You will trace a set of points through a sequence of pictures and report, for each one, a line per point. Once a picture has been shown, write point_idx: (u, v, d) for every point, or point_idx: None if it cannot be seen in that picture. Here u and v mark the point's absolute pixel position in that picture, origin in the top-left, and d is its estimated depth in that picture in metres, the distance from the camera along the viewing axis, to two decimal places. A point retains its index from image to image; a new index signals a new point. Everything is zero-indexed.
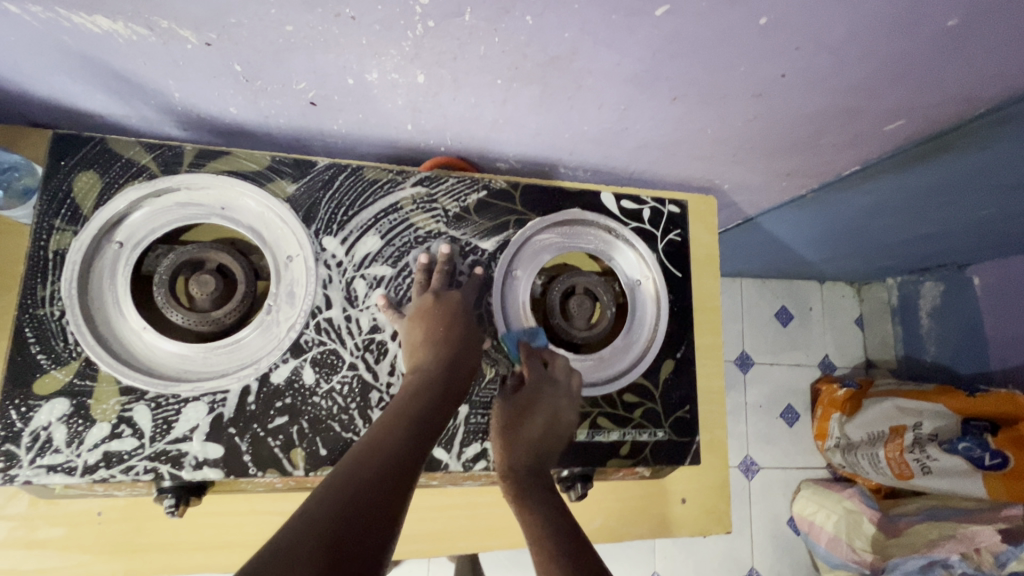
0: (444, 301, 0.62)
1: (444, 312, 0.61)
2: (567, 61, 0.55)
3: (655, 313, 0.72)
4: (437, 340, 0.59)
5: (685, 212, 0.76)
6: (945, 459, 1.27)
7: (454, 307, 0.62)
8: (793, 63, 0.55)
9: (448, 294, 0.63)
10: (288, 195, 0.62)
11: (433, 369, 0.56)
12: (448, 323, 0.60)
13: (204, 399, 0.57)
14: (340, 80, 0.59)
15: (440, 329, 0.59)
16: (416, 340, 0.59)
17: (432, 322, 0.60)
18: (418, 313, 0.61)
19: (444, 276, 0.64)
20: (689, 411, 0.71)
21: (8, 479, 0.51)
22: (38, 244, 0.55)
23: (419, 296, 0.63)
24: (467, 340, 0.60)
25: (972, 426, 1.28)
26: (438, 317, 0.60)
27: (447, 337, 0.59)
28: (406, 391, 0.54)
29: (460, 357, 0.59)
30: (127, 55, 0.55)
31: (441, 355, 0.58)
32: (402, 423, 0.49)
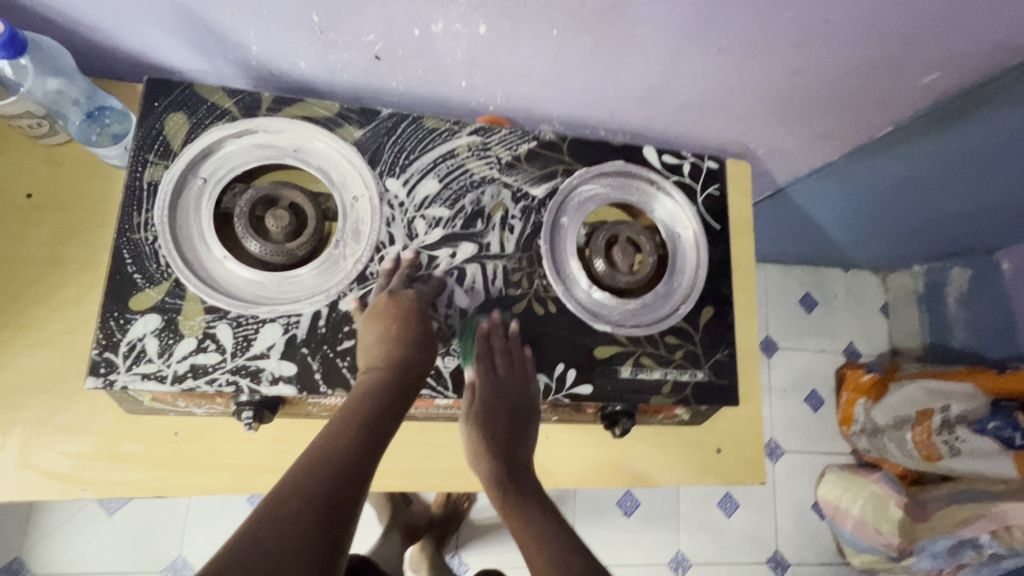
0: (401, 299, 0.61)
1: (398, 309, 0.60)
2: (621, 9, 0.59)
3: (695, 261, 0.75)
4: (391, 338, 0.59)
5: (723, 168, 0.80)
6: (976, 441, 1.28)
7: (412, 304, 0.61)
8: (836, 9, 0.59)
9: (406, 293, 0.62)
10: (355, 139, 0.67)
11: (386, 371, 0.56)
12: (406, 319, 0.60)
13: (279, 321, 0.61)
14: (407, 32, 0.64)
15: (394, 328, 0.59)
16: (371, 341, 0.59)
17: (386, 322, 0.60)
18: (372, 313, 0.61)
19: (403, 279, 0.64)
20: (728, 354, 0.74)
21: (107, 383, 0.56)
22: (135, 175, 0.61)
23: (375, 298, 0.63)
24: (425, 338, 0.60)
25: (1002, 406, 1.29)
26: (391, 316, 0.60)
27: (401, 335, 0.59)
28: (356, 392, 0.54)
29: (417, 354, 0.59)
30: (219, 5, 0.61)
31: (396, 354, 0.58)
32: (353, 424, 0.49)
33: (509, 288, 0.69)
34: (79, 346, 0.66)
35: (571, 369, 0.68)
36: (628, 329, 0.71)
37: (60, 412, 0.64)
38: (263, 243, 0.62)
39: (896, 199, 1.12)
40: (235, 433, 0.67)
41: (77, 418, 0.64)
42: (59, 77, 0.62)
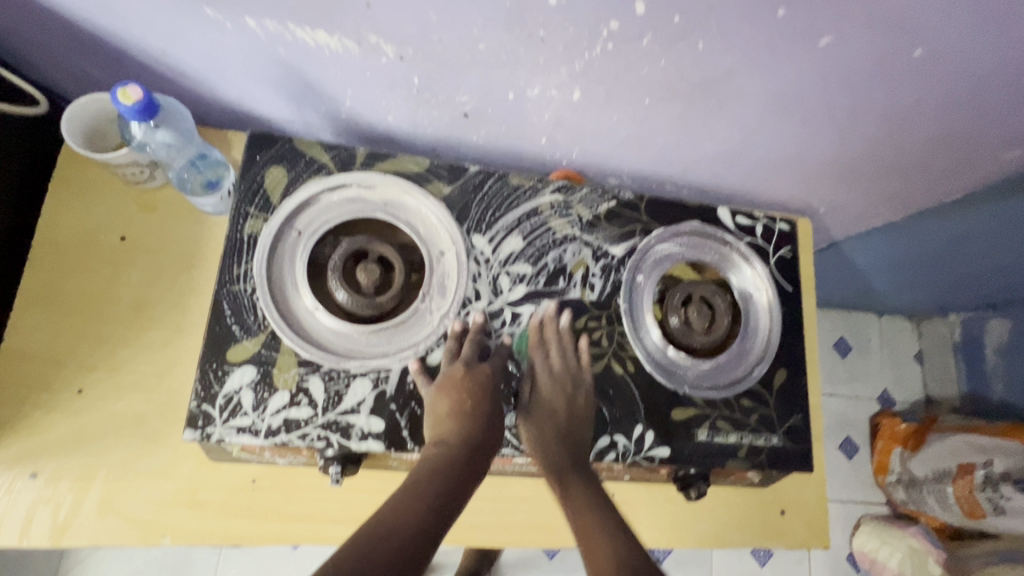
0: (476, 373, 0.62)
1: (471, 383, 0.61)
2: (719, 84, 0.60)
3: (768, 324, 0.75)
4: (463, 413, 0.59)
5: (794, 229, 0.80)
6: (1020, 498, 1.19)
7: (485, 379, 0.62)
8: (931, 90, 0.60)
9: (481, 366, 0.63)
10: (444, 195, 0.68)
11: (456, 445, 0.55)
12: (478, 395, 0.60)
13: (369, 375, 0.62)
14: (502, 95, 0.66)
15: (466, 402, 0.59)
16: (441, 411, 0.59)
17: (460, 394, 0.60)
18: (444, 383, 0.61)
19: (475, 346, 0.64)
20: (802, 419, 0.73)
21: (204, 435, 0.57)
22: (236, 227, 0.62)
23: (449, 366, 0.63)
24: (494, 419, 0.60)
25: None
26: (465, 389, 0.60)
27: (473, 411, 0.59)
28: (425, 464, 0.53)
29: (485, 435, 0.58)
30: (325, 66, 0.62)
31: (468, 429, 0.58)
32: (418, 498, 0.48)
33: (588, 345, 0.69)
34: (163, 390, 0.66)
35: (650, 432, 0.68)
36: (704, 391, 0.71)
37: (142, 456, 0.64)
38: (354, 297, 0.63)
39: (949, 257, 1.11)
40: (312, 481, 0.67)
41: (159, 463, 0.64)
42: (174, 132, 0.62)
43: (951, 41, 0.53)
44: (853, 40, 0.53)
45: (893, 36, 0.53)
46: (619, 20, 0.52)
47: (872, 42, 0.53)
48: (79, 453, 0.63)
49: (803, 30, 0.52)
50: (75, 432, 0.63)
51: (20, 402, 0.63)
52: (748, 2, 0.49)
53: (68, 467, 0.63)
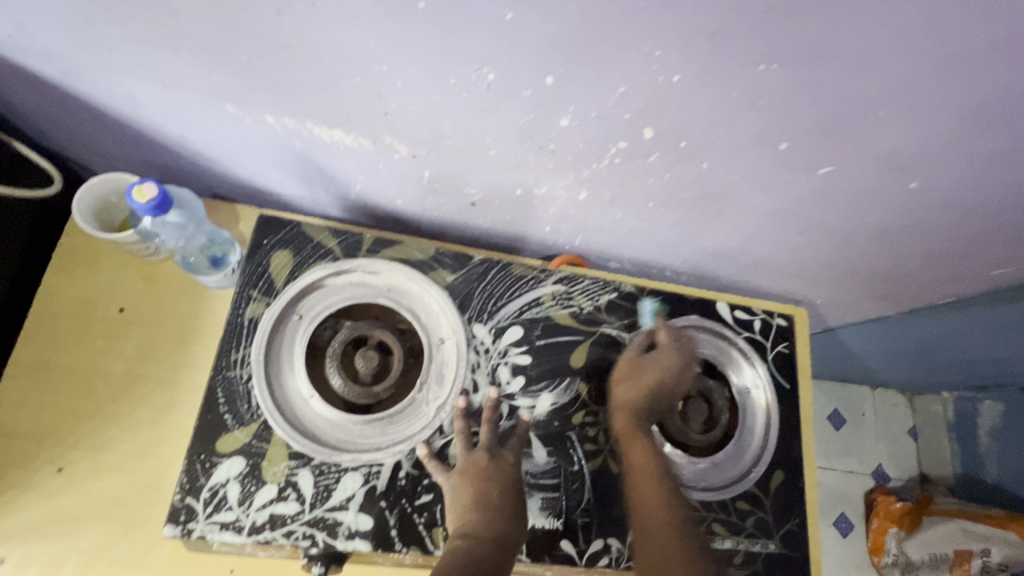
0: (499, 461, 0.62)
1: (494, 473, 0.61)
2: (722, 196, 0.62)
3: (765, 422, 0.75)
4: (487, 503, 0.58)
5: (792, 325, 0.81)
6: None
7: (507, 469, 0.62)
8: (924, 213, 0.63)
9: (505, 454, 0.63)
10: (447, 283, 0.69)
11: (484, 538, 0.55)
12: (501, 485, 0.61)
13: (361, 469, 0.60)
14: (510, 191, 0.67)
15: (490, 492, 0.59)
16: (465, 500, 0.58)
17: (484, 484, 0.60)
18: (471, 468, 0.61)
19: (492, 431, 0.64)
20: (799, 523, 0.72)
21: (185, 532, 0.55)
22: (237, 311, 0.62)
23: (468, 452, 0.62)
24: (516, 513, 0.60)
25: None
26: (490, 477, 0.61)
27: (497, 503, 0.59)
28: (453, 559, 0.52)
29: (510, 528, 0.58)
30: (339, 157, 0.64)
31: (491, 522, 0.57)
32: None
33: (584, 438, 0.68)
34: (146, 471, 0.64)
35: None
36: (700, 493, 0.70)
37: (117, 542, 0.62)
38: (351, 386, 0.62)
39: (942, 347, 1.12)
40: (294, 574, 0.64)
41: (134, 551, 0.62)
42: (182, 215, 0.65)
43: (944, 177, 0.56)
44: (851, 170, 0.55)
45: (889, 171, 0.55)
46: (627, 142, 0.53)
47: (869, 173, 0.56)
48: (51, 537, 0.60)
49: (803, 160, 0.54)
50: (49, 514, 0.61)
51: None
52: (752, 136, 0.51)
53: (38, 552, 0.60)
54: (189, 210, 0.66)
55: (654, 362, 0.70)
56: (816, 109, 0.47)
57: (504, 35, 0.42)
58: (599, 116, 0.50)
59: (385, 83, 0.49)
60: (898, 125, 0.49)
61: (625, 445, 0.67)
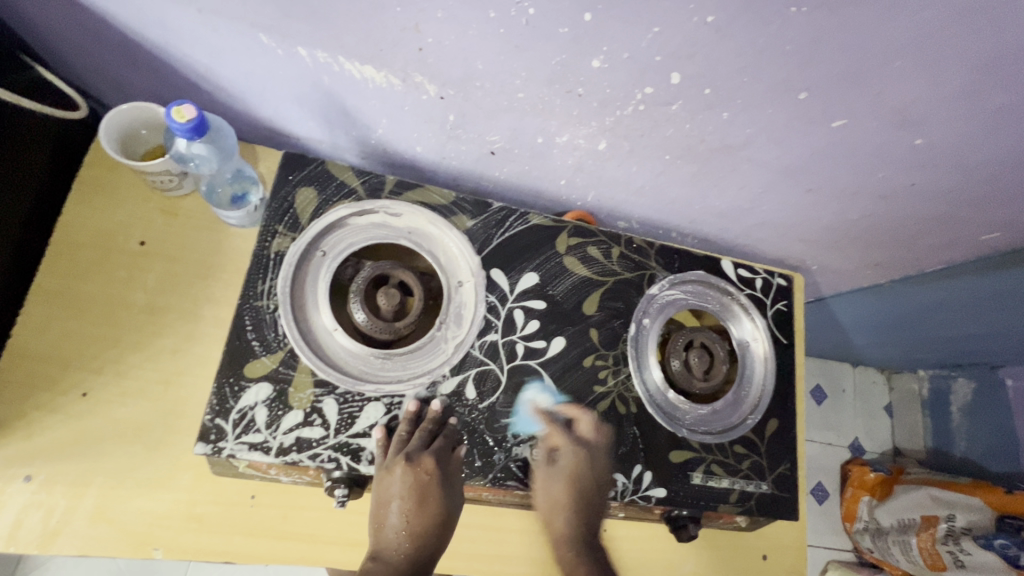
0: (418, 471, 0.60)
1: (407, 491, 0.60)
2: (736, 149, 0.65)
3: (763, 373, 0.79)
4: (408, 515, 0.60)
5: (791, 285, 0.85)
6: (979, 554, 1.14)
7: (428, 481, 0.61)
8: (925, 174, 0.66)
9: (425, 460, 0.60)
10: (467, 228, 0.71)
11: (397, 562, 0.59)
12: (421, 494, 0.61)
13: (383, 400, 0.63)
14: (531, 139, 0.69)
15: (411, 505, 0.60)
16: (388, 516, 0.60)
17: (407, 499, 0.60)
18: (387, 484, 0.60)
19: (426, 435, 0.62)
20: (790, 468, 0.77)
21: (215, 450, 0.57)
22: (264, 244, 0.63)
23: (395, 454, 0.60)
24: (440, 518, 0.62)
25: (1006, 522, 1.14)
26: (409, 488, 0.60)
27: (414, 518, 0.61)
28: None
29: (432, 536, 0.61)
30: (366, 96, 0.65)
31: (415, 528, 0.61)
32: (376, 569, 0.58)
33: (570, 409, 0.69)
34: (169, 399, 0.65)
35: (648, 472, 0.70)
36: (700, 436, 0.74)
37: (141, 465, 0.63)
38: (373, 321, 0.65)
39: (924, 321, 1.18)
40: (311, 501, 0.67)
41: (158, 474, 0.63)
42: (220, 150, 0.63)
43: (949, 134, 0.59)
44: (862, 125, 0.58)
45: (898, 127, 0.58)
46: (653, 87, 0.55)
47: (879, 128, 0.59)
48: (77, 457, 0.62)
49: (819, 112, 0.57)
50: (75, 436, 0.62)
51: (20, 401, 0.62)
52: (774, 84, 0.53)
53: (63, 472, 0.61)
54: (224, 147, 0.64)
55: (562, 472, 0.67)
56: (838, 57, 0.50)
57: None
58: (631, 58, 0.52)
59: (425, 15, 0.51)
60: (914, 78, 0.52)
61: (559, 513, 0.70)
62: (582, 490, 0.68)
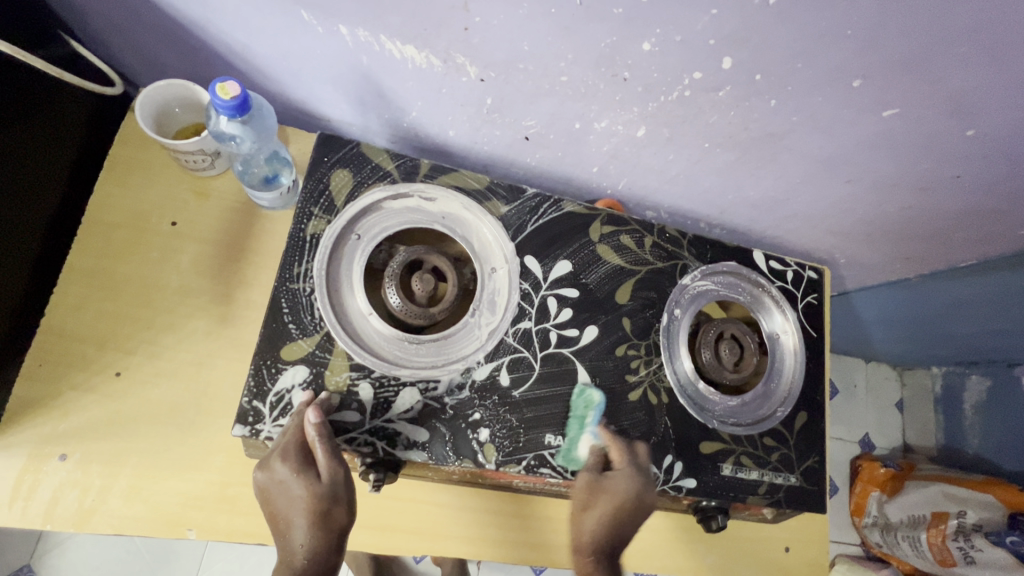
0: (270, 476, 0.54)
1: (283, 497, 0.54)
2: (780, 137, 0.63)
3: (793, 366, 0.79)
4: (293, 510, 0.54)
5: (821, 278, 0.84)
6: (990, 550, 1.15)
7: (288, 482, 0.54)
8: (970, 166, 0.65)
9: (274, 465, 0.54)
10: (501, 214, 0.70)
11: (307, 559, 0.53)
12: (277, 488, 0.54)
13: (418, 385, 0.63)
14: (568, 124, 0.68)
15: (296, 500, 0.54)
16: (286, 520, 0.54)
17: (285, 498, 0.54)
18: (264, 496, 0.55)
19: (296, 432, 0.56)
20: (818, 461, 0.77)
21: (253, 432, 0.57)
22: (299, 226, 0.63)
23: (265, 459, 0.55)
24: (321, 505, 0.54)
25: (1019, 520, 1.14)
26: (281, 495, 0.54)
27: (306, 513, 0.54)
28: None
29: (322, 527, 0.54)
30: (403, 77, 0.63)
31: (310, 535, 0.54)
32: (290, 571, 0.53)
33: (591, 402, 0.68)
34: (202, 381, 0.65)
35: (679, 462, 0.70)
36: (730, 428, 0.73)
37: (175, 446, 0.63)
38: (408, 306, 0.64)
39: (946, 318, 1.17)
40: None
41: (192, 455, 0.63)
42: (261, 131, 0.63)
43: (1002, 126, 0.58)
44: (912, 115, 0.57)
45: (950, 117, 0.57)
46: (703, 72, 0.54)
47: (931, 118, 0.58)
48: (111, 437, 0.62)
49: (871, 101, 0.56)
50: (109, 415, 0.62)
51: (55, 380, 0.62)
52: (829, 70, 0.52)
53: (99, 451, 0.61)
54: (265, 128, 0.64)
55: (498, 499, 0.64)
56: (899, 44, 0.49)
57: None
58: (683, 41, 0.51)
59: None
60: (974, 66, 0.51)
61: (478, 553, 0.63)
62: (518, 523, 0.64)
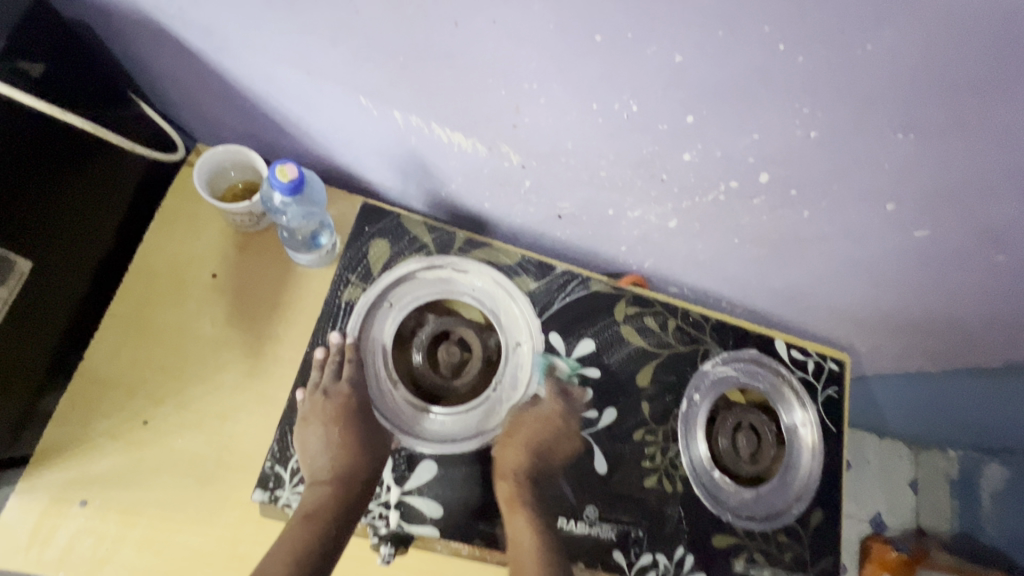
0: (332, 401, 0.62)
1: (335, 421, 0.62)
2: (810, 241, 0.64)
3: (809, 460, 0.78)
4: (342, 435, 0.61)
5: (843, 370, 0.84)
6: None
7: (344, 413, 0.62)
8: (998, 282, 0.66)
9: (337, 392, 0.63)
10: (529, 290, 0.72)
11: (345, 480, 0.60)
12: (338, 416, 0.62)
13: (436, 459, 0.63)
14: (602, 209, 0.70)
15: (348, 428, 0.61)
16: (331, 442, 0.61)
17: (338, 424, 0.61)
18: (314, 420, 0.62)
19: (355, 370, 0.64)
20: (833, 561, 0.76)
21: (273, 498, 0.59)
22: (336, 292, 0.66)
23: (331, 385, 0.63)
24: (370, 433, 0.62)
25: None
26: (331, 419, 0.62)
27: (355, 439, 0.61)
28: (304, 509, 0.58)
29: (363, 451, 0.61)
30: (448, 156, 0.66)
31: (347, 460, 0.61)
32: (327, 486, 0.59)
33: (605, 487, 0.68)
34: (225, 434, 0.66)
35: (689, 554, 0.69)
36: (743, 521, 0.73)
37: (191, 498, 0.64)
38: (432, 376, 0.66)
39: (966, 410, 1.15)
40: None
41: (207, 510, 0.64)
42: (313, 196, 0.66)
43: None
44: (944, 236, 0.58)
45: (982, 241, 0.58)
46: (740, 182, 0.56)
47: (963, 240, 0.59)
48: (132, 485, 0.63)
49: (904, 220, 0.57)
50: (133, 463, 0.63)
51: (87, 424, 0.63)
52: (865, 193, 0.54)
53: (119, 498, 0.62)
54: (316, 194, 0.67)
55: (538, 412, 0.67)
56: (935, 178, 0.50)
57: (665, 72, 0.44)
58: (724, 156, 0.52)
59: (527, 99, 0.51)
60: (1007, 201, 0.52)
61: (510, 516, 0.64)
62: (551, 442, 0.67)
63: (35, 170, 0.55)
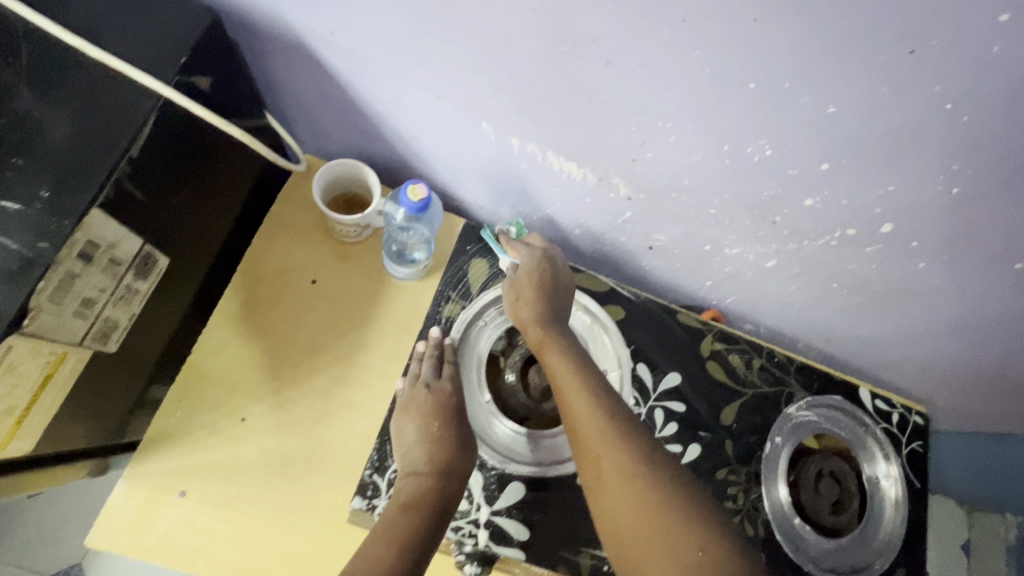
0: (435, 395, 0.65)
1: (433, 415, 0.63)
2: (916, 293, 0.64)
3: (894, 515, 0.76)
4: (436, 430, 0.62)
5: (928, 425, 0.81)
6: None
7: (441, 410, 0.64)
8: None
9: (441, 386, 0.66)
10: (619, 319, 0.73)
11: (436, 474, 0.59)
12: (435, 412, 0.64)
13: (526, 481, 0.64)
14: (698, 246, 0.70)
15: (439, 424, 0.63)
16: (425, 436, 0.62)
17: (433, 420, 0.63)
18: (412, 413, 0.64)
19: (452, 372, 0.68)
20: None
21: (371, 505, 0.64)
22: (437, 307, 0.72)
23: (435, 381, 0.66)
24: (462, 434, 0.63)
25: None
26: (427, 414, 0.63)
27: (447, 436, 0.62)
28: (398, 500, 0.57)
29: (455, 450, 0.62)
30: (553, 183, 0.67)
31: (440, 455, 0.61)
32: (421, 477, 0.59)
33: None
34: (316, 437, 0.67)
35: None
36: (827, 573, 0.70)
37: (280, 499, 0.65)
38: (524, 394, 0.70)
39: None
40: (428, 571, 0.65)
41: (294, 510, 0.65)
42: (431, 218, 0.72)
43: None
44: None
45: None
46: (857, 230, 0.56)
47: None
48: (227, 480, 0.64)
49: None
50: (230, 459, 0.65)
51: (191, 417, 0.66)
52: (988, 249, 0.54)
53: (215, 493, 0.64)
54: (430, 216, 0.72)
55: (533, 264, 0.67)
56: None
57: (812, 123, 0.45)
58: (848, 205, 0.53)
59: (657, 137, 0.53)
60: None
61: (541, 356, 0.62)
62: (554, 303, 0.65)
63: (197, 179, 0.58)
